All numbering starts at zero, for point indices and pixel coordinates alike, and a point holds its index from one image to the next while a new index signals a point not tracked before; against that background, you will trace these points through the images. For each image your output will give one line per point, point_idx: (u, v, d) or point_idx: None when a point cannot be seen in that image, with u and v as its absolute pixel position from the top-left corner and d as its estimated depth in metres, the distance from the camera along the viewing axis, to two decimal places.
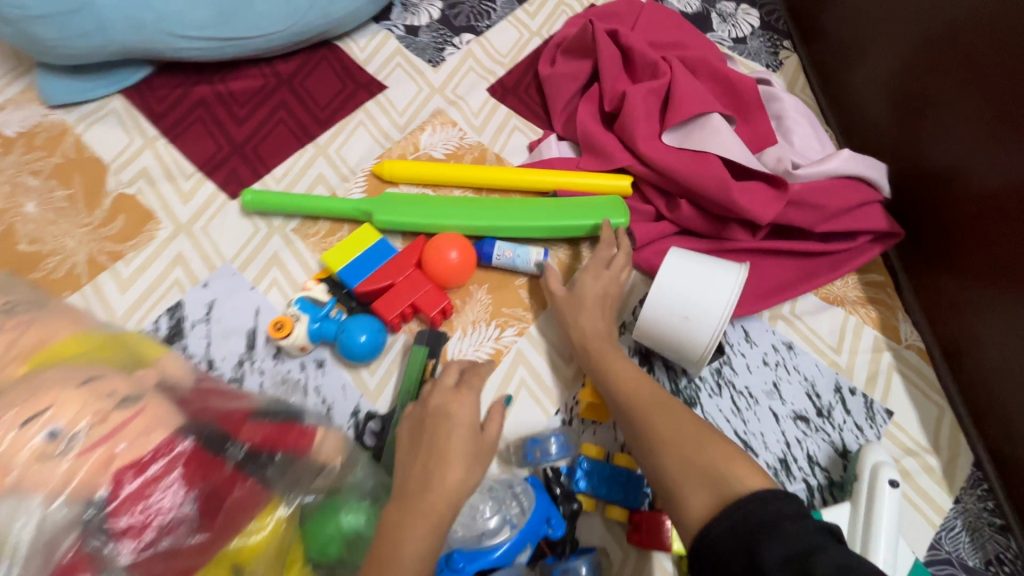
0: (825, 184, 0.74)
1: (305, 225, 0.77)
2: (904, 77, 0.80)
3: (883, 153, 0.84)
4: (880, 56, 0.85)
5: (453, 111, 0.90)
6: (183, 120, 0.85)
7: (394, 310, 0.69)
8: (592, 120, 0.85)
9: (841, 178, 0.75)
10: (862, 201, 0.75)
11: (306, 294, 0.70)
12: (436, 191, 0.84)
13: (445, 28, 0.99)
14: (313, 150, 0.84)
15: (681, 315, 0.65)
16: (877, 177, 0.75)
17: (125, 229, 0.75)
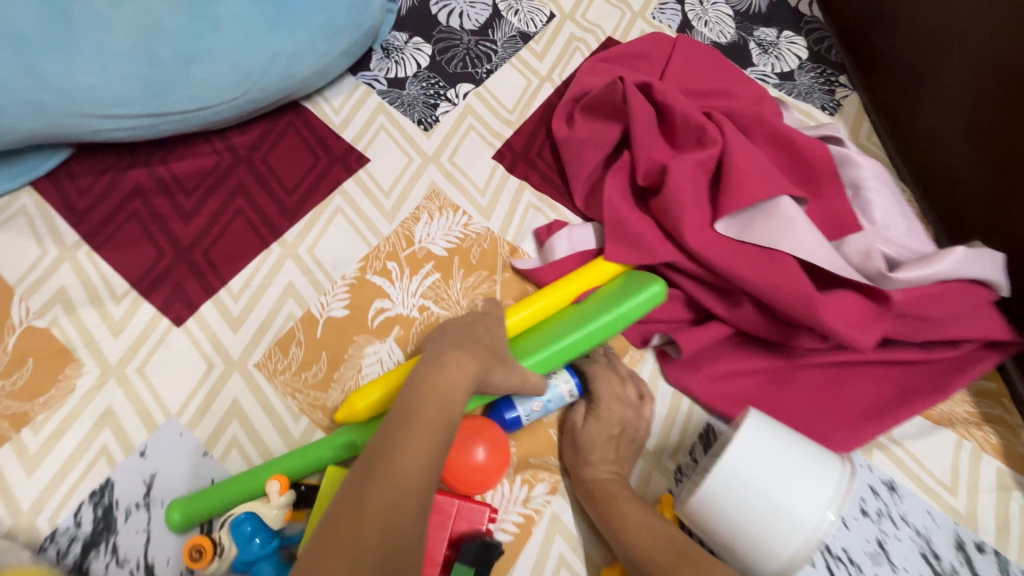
0: (929, 293, 0.59)
1: (273, 359, 0.61)
2: (1004, 129, 0.65)
3: (972, 218, 0.69)
4: (965, 100, 0.70)
5: (451, 187, 0.74)
6: (111, 219, 0.67)
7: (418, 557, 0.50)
8: (624, 199, 0.68)
9: (947, 283, 0.60)
10: (972, 307, 0.60)
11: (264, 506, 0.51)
12: (437, 297, 0.66)
13: (437, 76, 0.82)
14: (281, 250, 0.67)
15: (756, 514, 0.49)
16: (995, 276, 0.60)
17: (36, 378, 0.57)
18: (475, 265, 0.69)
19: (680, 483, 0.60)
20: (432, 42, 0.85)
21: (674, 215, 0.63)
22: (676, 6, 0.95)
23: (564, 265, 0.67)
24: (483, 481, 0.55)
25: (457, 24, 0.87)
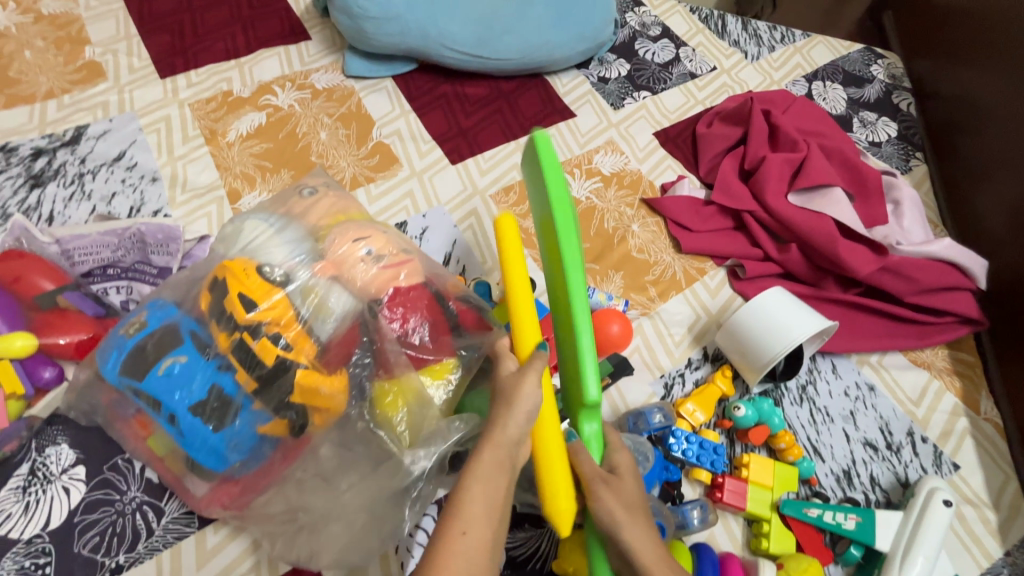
0: (922, 263, 0.90)
1: (501, 195, 1.02)
2: None
3: (998, 257, 0.96)
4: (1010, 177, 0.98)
5: (622, 143, 1.15)
6: (429, 104, 1.15)
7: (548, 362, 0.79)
8: (732, 172, 1.05)
9: (935, 260, 0.91)
10: (951, 283, 0.90)
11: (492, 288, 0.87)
12: (599, 195, 1.06)
13: (630, 83, 1.27)
14: (515, 146, 1.11)
15: (773, 328, 0.77)
16: (971, 268, 0.91)
17: (380, 163, 1.04)
18: (626, 186, 1.07)
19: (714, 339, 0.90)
20: (631, 64, 1.31)
21: (763, 183, 0.99)
22: (804, 83, 1.33)
23: (678, 199, 1.03)
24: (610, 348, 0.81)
25: (649, 58, 1.33)
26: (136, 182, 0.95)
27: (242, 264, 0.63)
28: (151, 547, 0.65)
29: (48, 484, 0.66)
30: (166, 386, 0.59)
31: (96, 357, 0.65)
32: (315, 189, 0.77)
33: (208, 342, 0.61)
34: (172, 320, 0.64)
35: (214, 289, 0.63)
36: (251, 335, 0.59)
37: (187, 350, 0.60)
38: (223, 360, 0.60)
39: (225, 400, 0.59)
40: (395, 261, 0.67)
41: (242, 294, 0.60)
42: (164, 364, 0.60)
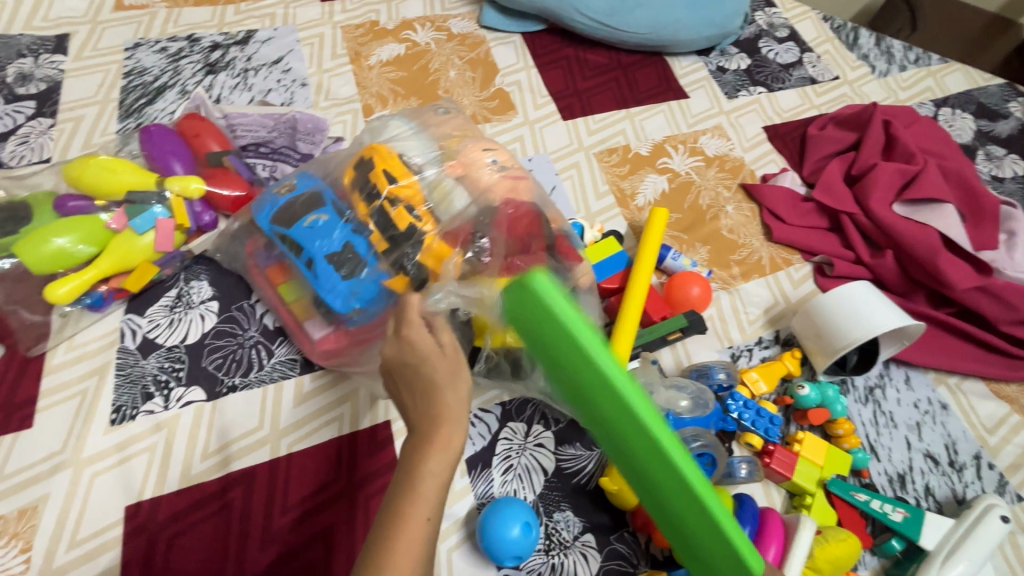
0: None
1: (605, 155, 1.07)
2: None
3: None
4: None
5: (730, 130, 1.17)
6: (551, 63, 1.21)
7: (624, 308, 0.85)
8: (838, 174, 1.04)
9: None
10: None
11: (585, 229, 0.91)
12: (699, 173, 1.08)
13: (748, 77, 1.28)
14: (625, 114, 1.15)
15: (856, 311, 0.79)
16: None
17: (498, 107, 1.11)
18: (727, 170, 1.10)
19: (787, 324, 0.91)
20: (752, 59, 1.31)
21: (869, 187, 0.98)
22: (931, 106, 1.28)
23: (778, 190, 1.04)
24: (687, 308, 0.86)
25: (772, 57, 1.32)
26: (289, 85, 1.07)
27: (384, 147, 0.73)
28: (261, 378, 0.75)
29: (190, 309, 0.78)
30: (311, 236, 0.70)
31: (251, 211, 0.77)
32: (448, 109, 0.85)
33: (346, 208, 0.72)
34: (314, 187, 0.75)
35: (357, 166, 0.73)
36: (388, 204, 0.69)
37: (327, 211, 0.72)
38: (359, 223, 0.71)
39: (357, 253, 0.70)
40: (513, 175, 0.74)
41: (385, 170, 0.70)
42: (309, 219, 0.71)
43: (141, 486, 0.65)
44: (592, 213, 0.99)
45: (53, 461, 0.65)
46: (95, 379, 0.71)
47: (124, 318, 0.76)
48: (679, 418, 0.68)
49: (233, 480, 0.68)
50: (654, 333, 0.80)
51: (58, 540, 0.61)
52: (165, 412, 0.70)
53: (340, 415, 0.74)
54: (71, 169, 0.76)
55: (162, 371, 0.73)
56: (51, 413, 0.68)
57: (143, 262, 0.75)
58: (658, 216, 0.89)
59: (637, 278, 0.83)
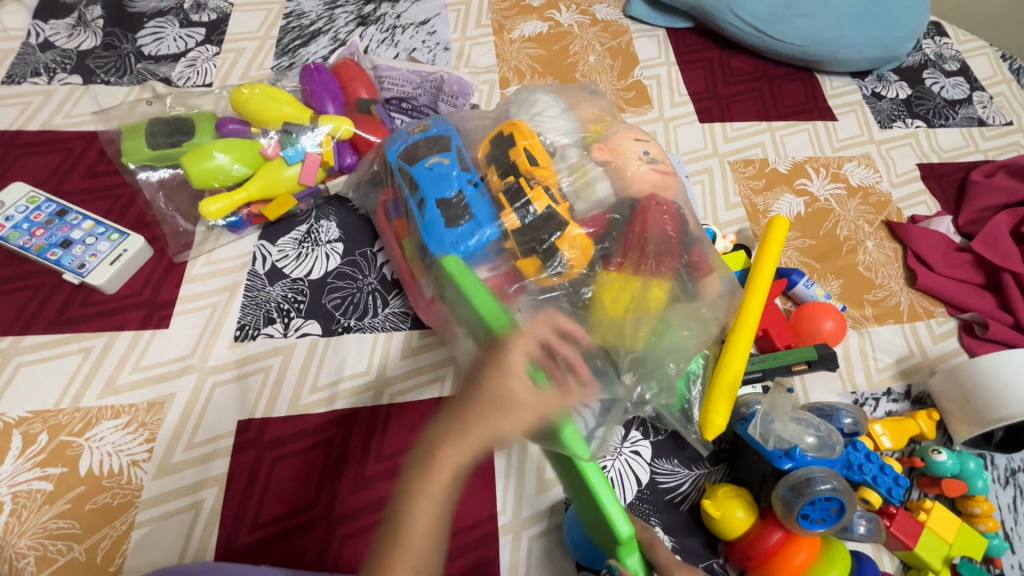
0: None
1: (739, 167, 1.01)
2: None
3: None
4: None
5: (879, 161, 1.08)
6: (693, 62, 1.16)
7: None
8: (1005, 227, 0.93)
9: None
10: None
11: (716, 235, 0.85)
12: (839, 201, 1.00)
13: (906, 107, 1.17)
14: (765, 127, 1.08)
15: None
16: None
17: (633, 99, 1.08)
18: (871, 204, 1.01)
19: (920, 380, 0.82)
20: (914, 89, 1.20)
21: None
22: None
23: (930, 234, 0.94)
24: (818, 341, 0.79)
25: (937, 91, 1.20)
26: (432, 47, 1.08)
27: (525, 125, 0.70)
28: (374, 325, 0.76)
29: (316, 247, 0.80)
30: (428, 177, 0.69)
31: (382, 147, 0.77)
32: (597, 91, 0.82)
33: (472, 164, 0.71)
34: (449, 135, 0.73)
35: (495, 137, 0.71)
36: (524, 183, 0.67)
37: (451, 157, 0.70)
38: (485, 184, 0.69)
39: (475, 213, 0.67)
40: (664, 169, 0.71)
41: (526, 150, 0.68)
42: (431, 160, 0.70)
43: (254, 404, 0.68)
44: (720, 223, 0.94)
45: (183, 363, 0.69)
46: (226, 295, 0.75)
47: (257, 243, 0.79)
48: (803, 454, 0.62)
49: (337, 419, 0.69)
50: (779, 360, 0.75)
51: (178, 438, 0.64)
52: (283, 340, 0.73)
53: (441, 378, 0.74)
54: (237, 93, 0.79)
55: (285, 300, 0.75)
56: (185, 319, 0.72)
57: (285, 194, 0.77)
58: (777, 227, 0.82)
59: (755, 291, 0.76)
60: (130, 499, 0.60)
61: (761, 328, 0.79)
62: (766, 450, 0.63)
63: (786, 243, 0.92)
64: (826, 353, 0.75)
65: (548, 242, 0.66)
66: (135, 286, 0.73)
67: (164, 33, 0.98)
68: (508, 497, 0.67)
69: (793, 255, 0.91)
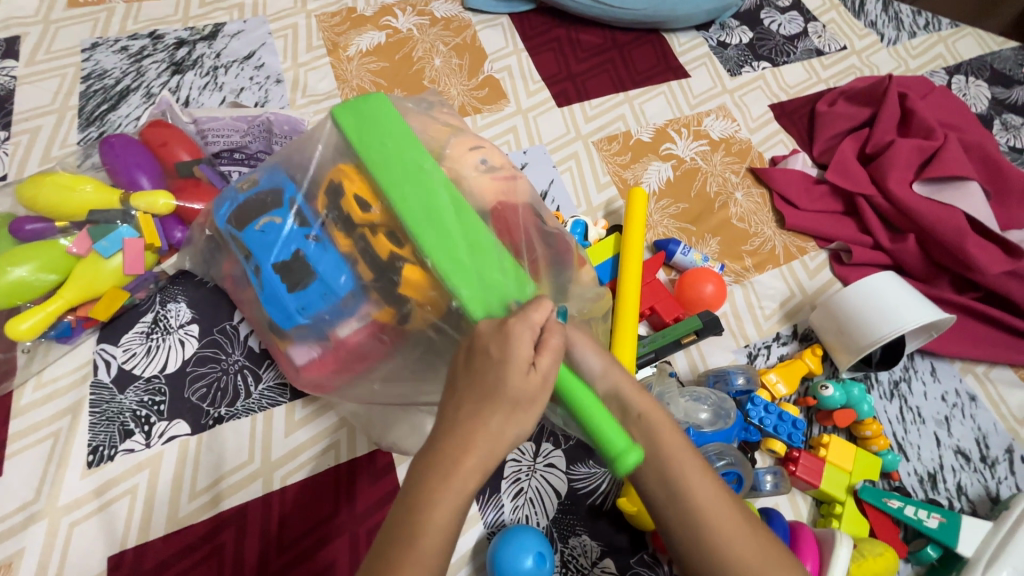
0: None
1: (603, 144, 1.01)
2: None
3: None
4: None
5: (734, 110, 1.10)
6: (542, 46, 1.13)
7: None
8: (852, 153, 0.98)
9: None
10: None
11: (587, 224, 0.85)
12: (704, 158, 1.02)
13: (750, 51, 1.20)
14: (623, 98, 1.08)
15: (881, 305, 0.74)
16: None
17: (487, 96, 1.04)
18: (734, 154, 1.04)
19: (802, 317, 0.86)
20: (754, 32, 1.23)
21: (886, 168, 0.93)
22: (945, 74, 1.21)
23: (789, 172, 0.98)
24: (703, 306, 0.80)
25: (775, 29, 1.25)
26: (262, 82, 1.00)
27: (354, 168, 0.65)
28: (249, 407, 0.70)
29: (167, 335, 0.73)
30: (262, 241, 0.65)
31: (210, 212, 0.70)
32: (433, 103, 0.78)
33: (311, 215, 0.66)
34: (279, 183, 0.68)
35: (329, 188, 0.66)
36: (369, 232, 0.63)
37: (284, 214, 0.65)
38: (326, 237, 0.64)
39: (320, 271, 0.63)
40: (509, 176, 0.69)
41: (358, 196, 0.63)
42: (263, 221, 0.65)
43: (124, 533, 0.61)
44: (594, 207, 0.93)
45: (27, 511, 0.60)
46: (68, 419, 0.66)
47: (96, 349, 0.71)
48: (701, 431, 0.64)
49: (224, 521, 0.63)
50: (667, 337, 0.76)
51: None
52: (147, 450, 0.65)
53: (335, 444, 0.69)
54: (25, 190, 0.70)
55: (142, 406, 0.68)
56: (22, 460, 0.63)
57: (112, 288, 0.69)
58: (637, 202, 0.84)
59: (629, 275, 0.76)
60: None
61: (648, 307, 0.79)
62: None
63: (659, 214, 0.93)
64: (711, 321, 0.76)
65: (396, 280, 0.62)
66: None
67: None
68: None
69: (669, 223, 0.92)
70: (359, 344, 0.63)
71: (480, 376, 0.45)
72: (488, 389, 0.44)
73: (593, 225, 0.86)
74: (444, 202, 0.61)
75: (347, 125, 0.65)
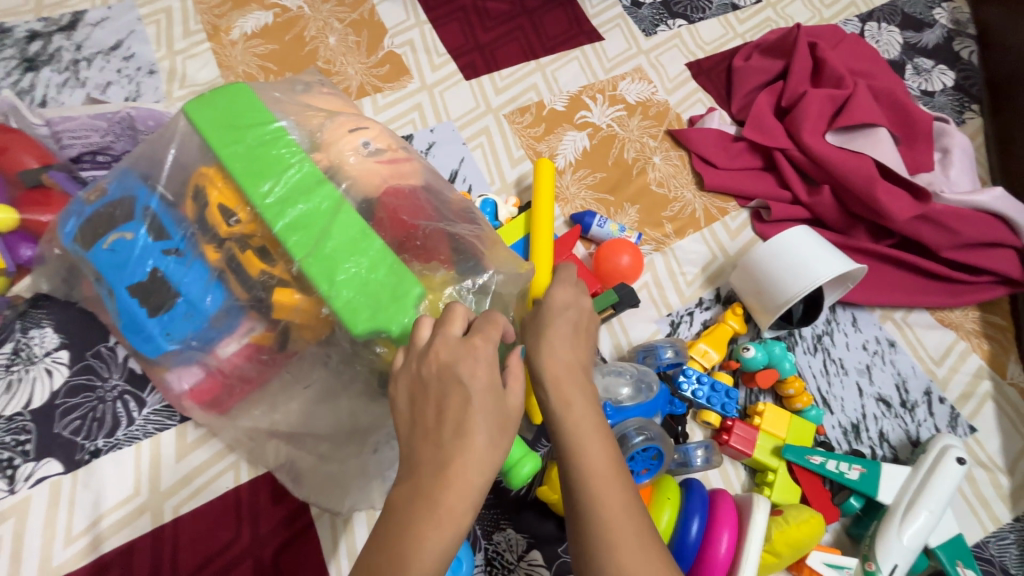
0: (967, 214, 0.83)
1: (515, 116, 0.96)
2: None
3: None
4: None
5: (651, 71, 1.07)
6: (446, 16, 1.06)
7: None
8: (768, 107, 0.96)
9: (983, 212, 0.84)
10: (992, 239, 0.83)
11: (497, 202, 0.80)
12: (622, 124, 0.99)
13: (665, 9, 1.16)
14: (534, 66, 1.03)
15: (797, 266, 0.72)
16: (1019, 222, 0.84)
17: (389, 74, 0.97)
18: (651, 117, 1.00)
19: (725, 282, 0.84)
20: None
21: (799, 120, 0.91)
22: (858, 22, 1.21)
23: (706, 132, 0.96)
24: (620, 279, 0.77)
25: None
26: (132, 74, 0.90)
27: (216, 171, 0.58)
28: (131, 435, 0.63)
29: (31, 365, 0.65)
30: (112, 261, 0.57)
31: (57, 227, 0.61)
32: (311, 83, 0.71)
33: (169, 226, 0.58)
34: (130, 190, 0.59)
35: (194, 193, 0.58)
36: (238, 240, 0.57)
37: (135, 228, 0.57)
38: (189, 249, 0.58)
39: (184, 290, 0.57)
40: (394, 157, 0.63)
41: (221, 200, 0.57)
42: (111, 238, 0.57)
43: None
44: (508, 183, 0.89)
45: None
46: None
47: None
48: (619, 407, 0.62)
49: (109, 563, 0.57)
50: None
51: None
52: (11, 497, 0.58)
53: (234, 463, 0.63)
54: None
55: (3, 447, 0.60)
56: None
57: None
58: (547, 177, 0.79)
59: (539, 256, 0.72)
60: None
61: None
62: None
63: (576, 185, 0.89)
64: (626, 297, 0.74)
65: (270, 281, 0.56)
66: None
67: None
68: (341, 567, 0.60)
69: (587, 195, 0.89)
70: (238, 357, 0.58)
71: (452, 412, 0.39)
72: (465, 416, 0.39)
73: (503, 203, 0.81)
74: (315, 197, 0.57)
75: (194, 117, 0.58)
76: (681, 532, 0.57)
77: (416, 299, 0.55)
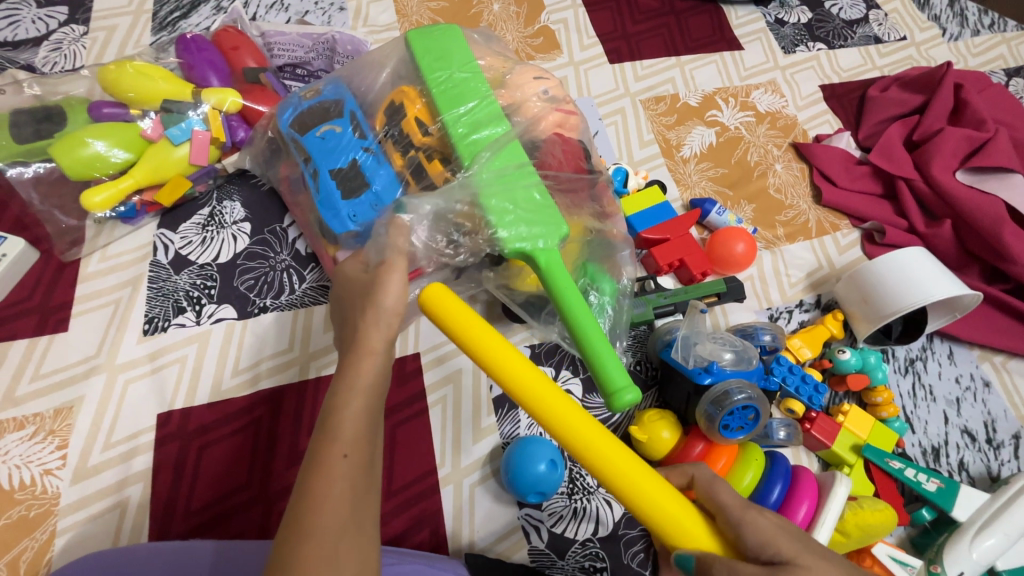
0: None
1: (650, 103, 1.02)
2: None
3: None
4: None
5: (784, 86, 1.10)
6: (599, 3, 1.14)
7: (666, 260, 0.81)
8: (898, 137, 0.98)
9: None
10: None
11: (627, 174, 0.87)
12: (748, 128, 1.03)
13: (808, 31, 1.19)
14: (674, 62, 1.09)
15: (911, 282, 0.75)
16: None
17: (541, 46, 1.06)
18: (778, 128, 1.04)
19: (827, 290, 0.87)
20: (815, 13, 1.22)
21: (931, 154, 0.93)
22: (1004, 74, 1.19)
23: (832, 150, 0.99)
24: (732, 266, 0.83)
25: (836, 12, 1.23)
26: (326, 8, 1.02)
27: (416, 91, 0.68)
28: (291, 302, 0.74)
29: (221, 229, 0.77)
30: (321, 147, 0.67)
31: (274, 114, 0.73)
32: (494, 35, 0.80)
33: (368, 129, 0.68)
34: (341, 94, 0.70)
35: (389, 108, 0.69)
36: (424, 150, 0.66)
37: (344, 123, 0.68)
38: (382, 151, 0.68)
39: (372, 183, 0.66)
40: (562, 108, 0.71)
41: (418, 115, 0.67)
42: (323, 129, 0.68)
43: (173, 396, 0.66)
44: (635, 161, 0.95)
45: (87, 364, 0.66)
46: (129, 290, 0.71)
47: (156, 232, 0.75)
48: (722, 368, 0.66)
49: (262, 399, 0.68)
50: (691, 294, 0.78)
51: (92, 440, 0.63)
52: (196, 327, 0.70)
53: None
54: (105, 73, 0.74)
55: (194, 287, 0.72)
56: (86, 320, 0.69)
57: (176, 176, 0.73)
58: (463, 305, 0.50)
59: None
60: (47, 508, 0.59)
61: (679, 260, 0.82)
62: (687, 369, 0.67)
63: (697, 175, 0.95)
64: (731, 289, 0.80)
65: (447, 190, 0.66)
66: (24, 292, 0.70)
67: (19, 16, 0.90)
68: (445, 450, 0.68)
69: (707, 185, 0.94)
70: None
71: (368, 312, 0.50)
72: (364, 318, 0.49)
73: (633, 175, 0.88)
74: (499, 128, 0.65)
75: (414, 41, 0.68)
76: (760, 493, 0.62)
77: (549, 231, 0.61)
